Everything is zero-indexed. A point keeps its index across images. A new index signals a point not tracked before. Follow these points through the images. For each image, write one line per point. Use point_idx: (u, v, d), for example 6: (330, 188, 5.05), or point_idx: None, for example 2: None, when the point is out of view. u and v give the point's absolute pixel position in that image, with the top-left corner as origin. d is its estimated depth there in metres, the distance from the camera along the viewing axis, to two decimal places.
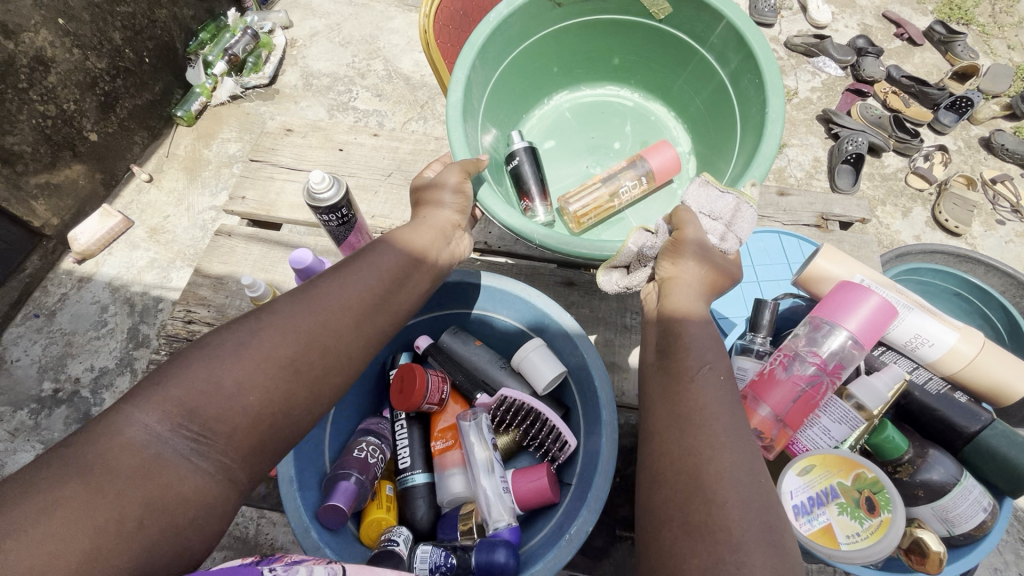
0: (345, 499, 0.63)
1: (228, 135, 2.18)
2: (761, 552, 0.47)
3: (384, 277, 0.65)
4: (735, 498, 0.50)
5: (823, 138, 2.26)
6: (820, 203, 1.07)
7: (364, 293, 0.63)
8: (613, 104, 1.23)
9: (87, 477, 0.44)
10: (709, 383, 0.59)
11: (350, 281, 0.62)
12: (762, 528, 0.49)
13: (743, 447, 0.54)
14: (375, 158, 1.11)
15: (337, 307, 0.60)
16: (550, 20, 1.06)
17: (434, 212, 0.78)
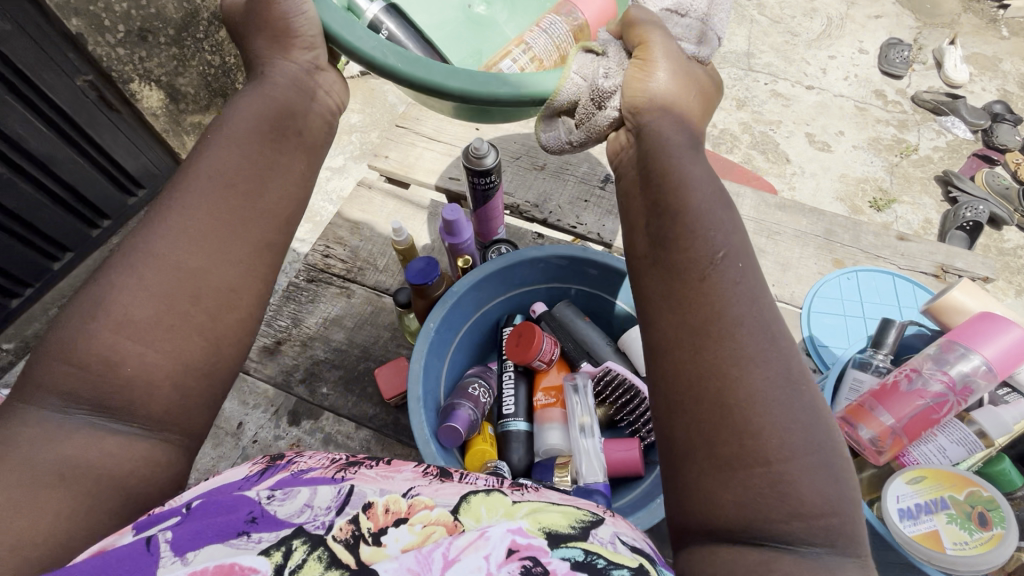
0: (461, 424, 0.71)
1: (353, 106, 2.43)
2: (809, 477, 0.45)
3: (253, 161, 0.59)
4: (778, 422, 0.46)
5: (941, 200, 2.32)
6: (942, 253, 1.05)
7: (243, 167, 0.59)
8: None
9: (48, 421, 0.50)
10: (727, 279, 0.51)
11: (218, 163, 0.58)
12: (809, 450, 0.46)
13: (767, 356, 0.48)
14: (509, 142, 1.21)
15: (211, 186, 0.57)
16: None
17: (291, 68, 0.64)
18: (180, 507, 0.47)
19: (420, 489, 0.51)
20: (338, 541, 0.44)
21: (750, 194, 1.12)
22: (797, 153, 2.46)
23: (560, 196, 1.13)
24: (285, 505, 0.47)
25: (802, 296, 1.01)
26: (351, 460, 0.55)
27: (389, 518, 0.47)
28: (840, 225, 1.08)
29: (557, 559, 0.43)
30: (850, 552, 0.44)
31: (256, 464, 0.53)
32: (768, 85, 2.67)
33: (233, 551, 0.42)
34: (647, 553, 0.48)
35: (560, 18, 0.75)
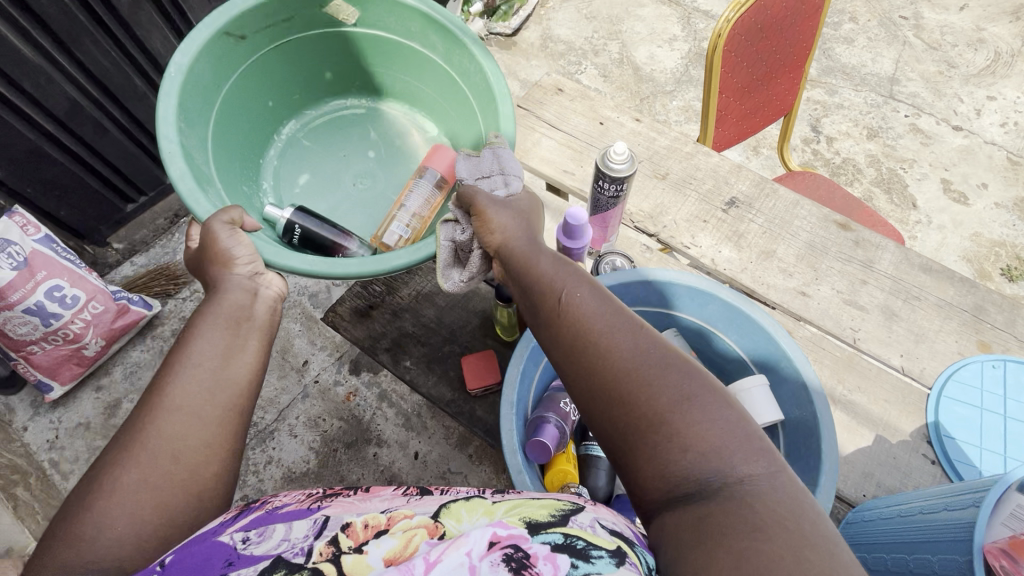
0: (549, 439, 0.68)
1: None
2: (705, 419, 0.48)
3: (225, 330, 0.67)
4: (662, 384, 0.50)
5: None
6: None
7: (209, 353, 0.64)
8: (347, 113, 1.20)
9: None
10: (571, 290, 0.59)
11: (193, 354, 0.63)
12: (699, 397, 0.49)
13: (623, 331, 0.55)
14: (630, 142, 1.14)
15: (182, 378, 0.61)
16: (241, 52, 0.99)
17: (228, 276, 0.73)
18: (154, 564, 0.49)
19: (394, 508, 0.54)
20: (317, 563, 0.46)
21: (892, 248, 1.01)
22: (926, 200, 2.22)
23: (678, 211, 1.06)
24: (261, 544, 0.49)
25: (933, 374, 0.89)
26: (327, 491, 0.58)
27: (369, 533, 0.50)
28: (994, 302, 0.95)
29: (537, 543, 0.44)
30: (768, 469, 0.47)
31: (230, 511, 0.55)
32: (909, 118, 2.40)
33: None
34: (628, 536, 0.48)
35: (423, 181, 0.98)
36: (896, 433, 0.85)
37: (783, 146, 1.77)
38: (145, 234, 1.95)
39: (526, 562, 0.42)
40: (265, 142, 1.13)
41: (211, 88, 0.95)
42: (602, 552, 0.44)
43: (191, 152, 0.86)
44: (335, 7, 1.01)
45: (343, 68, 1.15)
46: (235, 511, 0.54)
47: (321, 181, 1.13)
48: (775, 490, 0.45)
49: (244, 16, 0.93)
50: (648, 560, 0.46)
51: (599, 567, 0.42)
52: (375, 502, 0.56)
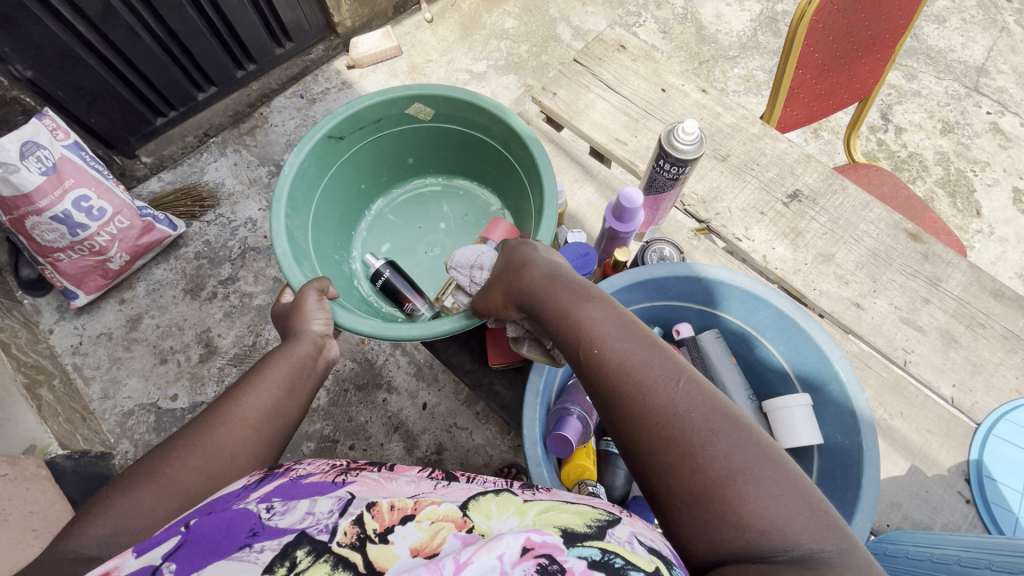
0: (573, 433, 0.65)
1: (511, 10, 2.25)
2: (763, 487, 0.43)
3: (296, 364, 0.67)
4: (713, 446, 0.45)
5: None
6: None
7: (280, 389, 0.64)
8: (423, 193, 1.02)
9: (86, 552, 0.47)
10: (606, 330, 0.53)
11: (262, 383, 0.63)
12: (753, 461, 0.44)
13: (666, 380, 0.49)
14: (692, 115, 1.04)
15: (253, 394, 0.62)
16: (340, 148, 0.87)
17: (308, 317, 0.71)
18: (177, 527, 0.44)
19: (422, 493, 0.48)
20: (344, 545, 0.40)
21: (963, 266, 0.92)
22: (992, 208, 2.06)
23: (734, 199, 0.98)
24: (286, 517, 0.43)
25: (984, 410, 0.83)
26: (351, 467, 0.53)
27: (396, 516, 0.43)
28: None
29: (573, 556, 0.38)
30: (837, 541, 0.41)
31: (254, 476, 0.51)
32: (991, 116, 2.20)
33: (241, 565, 0.39)
34: (666, 555, 0.42)
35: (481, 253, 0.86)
36: (932, 466, 0.81)
37: (850, 133, 1.62)
38: (173, 150, 1.90)
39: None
40: (354, 218, 0.97)
41: (312, 179, 0.83)
42: (638, 573, 0.38)
43: (292, 239, 0.77)
44: (417, 106, 0.86)
45: (431, 153, 0.97)
46: (257, 476, 0.50)
47: (413, 260, 0.97)
48: (847, 567, 0.40)
49: (346, 118, 0.81)
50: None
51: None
52: (400, 483, 0.50)
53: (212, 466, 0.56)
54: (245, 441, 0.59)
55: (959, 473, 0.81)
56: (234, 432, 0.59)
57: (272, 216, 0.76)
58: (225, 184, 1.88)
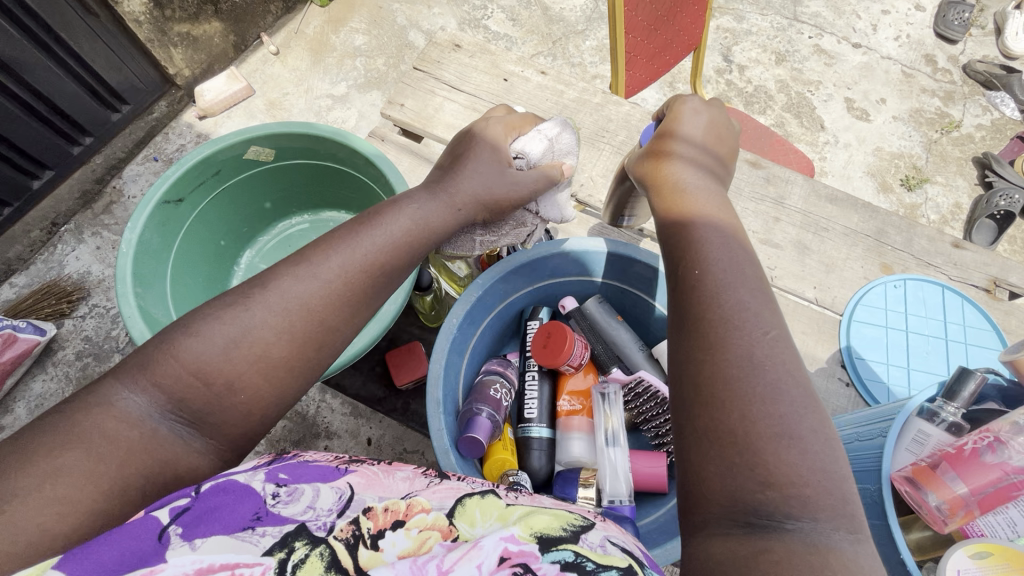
0: (483, 433, 0.66)
1: (357, 26, 2.20)
2: (806, 456, 0.38)
3: (424, 227, 0.57)
4: (781, 395, 0.40)
5: (973, 183, 2.22)
6: (997, 266, 0.97)
7: (391, 258, 0.54)
8: (292, 235, 0.97)
9: (141, 412, 0.44)
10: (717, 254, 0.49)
11: (384, 236, 0.54)
12: (805, 428, 0.39)
13: (756, 320, 0.44)
14: (538, 98, 1.07)
15: (358, 263, 0.52)
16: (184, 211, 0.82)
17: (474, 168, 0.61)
18: (188, 487, 0.42)
19: (415, 491, 0.48)
20: (339, 540, 0.41)
21: (800, 181, 1.02)
22: (833, 120, 2.30)
23: (593, 168, 1.02)
24: (290, 505, 0.43)
25: (844, 301, 0.94)
26: (353, 458, 0.52)
27: (390, 518, 0.44)
28: (894, 225, 1.00)
29: (547, 562, 0.39)
30: (851, 533, 0.37)
31: (262, 454, 0.49)
32: (812, 39, 2.44)
33: (241, 545, 0.39)
34: (638, 558, 0.42)
35: None
36: (813, 362, 0.90)
37: (695, 81, 1.75)
38: (19, 250, 1.71)
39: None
40: (221, 278, 0.91)
41: (158, 251, 0.77)
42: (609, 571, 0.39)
43: (149, 317, 0.72)
44: (254, 149, 0.82)
45: (286, 193, 0.93)
46: (266, 455, 0.48)
47: None
48: None
49: (178, 178, 0.76)
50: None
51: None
52: (398, 477, 0.50)
53: (306, 332, 0.49)
54: (344, 308, 0.51)
55: (835, 362, 0.90)
56: (332, 292, 0.50)
57: (117, 301, 0.69)
58: (92, 271, 1.72)
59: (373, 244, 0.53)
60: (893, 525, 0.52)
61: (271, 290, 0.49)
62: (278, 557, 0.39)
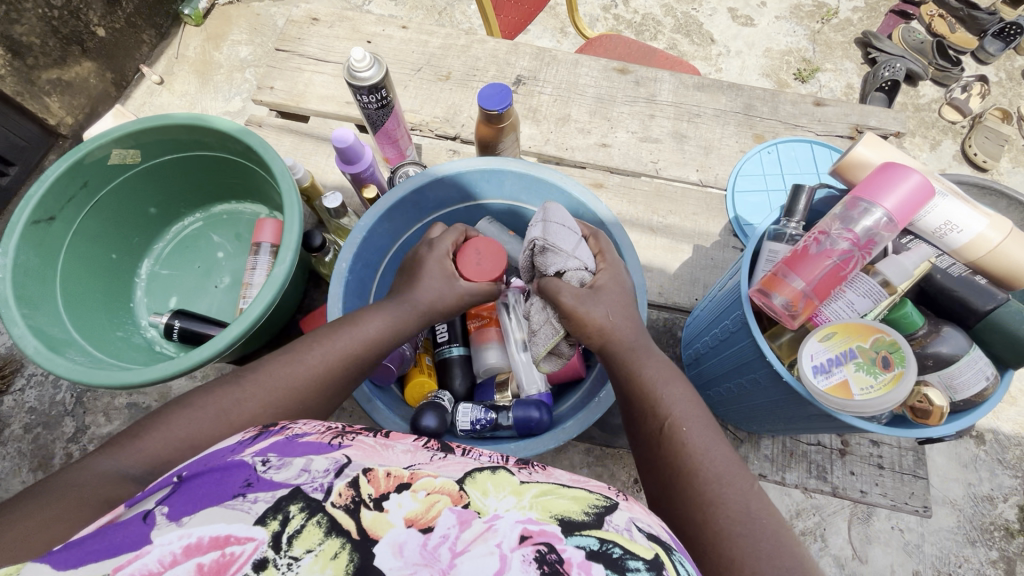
0: (393, 359, 0.69)
1: (238, 38, 2.15)
2: (785, 545, 0.45)
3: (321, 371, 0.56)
4: (743, 488, 0.48)
5: (860, 63, 2.32)
6: (856, 114, 1.04)
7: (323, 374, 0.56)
8: (188, 235, 0.97)
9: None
10: (648, 359, 0.57)
11: (285, 374, 0.54)
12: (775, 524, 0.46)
13: (701, 422, 0.52)
14: (404, 52, 1.08)
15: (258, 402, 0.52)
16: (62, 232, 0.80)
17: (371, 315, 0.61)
18: (170, 477, 0.38)
19: (420, 464, 0.40)
20: (338, 506, 0.34)
21: (667, 77, 1.07)
22: (721, 32, 2.37)
23: (471, 107, 1.04)
24: (283, 470, 0.36)
25: (725, 177, 0.99)
26: (350, 428, 0.45)
27: (393, 481, 0.36)
28: (759, 98, 1.05)
29: (572, 546, 0.33)
30: None
31: (250, 430, 0.43)
32: None
33: (231, 514, 0.32)
34: (667, 541, 0.38)
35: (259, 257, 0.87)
36: (708, 238, 0.95)
37: (574, 17, 1.78)
38: None
39: (559, 571, 0.31)
40: (124, 290, 0.90)
41: (41, 272, 0.76)
42: (639, 563, 0.33)
43: (45, 334, 0.71)
44: (118, 152, 0.81)
45: (170, 194, 0.93)
46: (252, 432, 0.42)
47: (202, 297, 0.92)
48: None
49: (43, 196, 0.75)
50: (686, 571, 0.36)
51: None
52: (398, 451, 0.42)
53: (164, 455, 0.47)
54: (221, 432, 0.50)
55: (727, 233, 0.95)
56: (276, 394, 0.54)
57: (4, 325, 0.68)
58: None
59: (302, 365, 0.55)
60: (758, 335, 0.56)
61: (210, 387, 0.52)
62: (272, 528, 0.32)
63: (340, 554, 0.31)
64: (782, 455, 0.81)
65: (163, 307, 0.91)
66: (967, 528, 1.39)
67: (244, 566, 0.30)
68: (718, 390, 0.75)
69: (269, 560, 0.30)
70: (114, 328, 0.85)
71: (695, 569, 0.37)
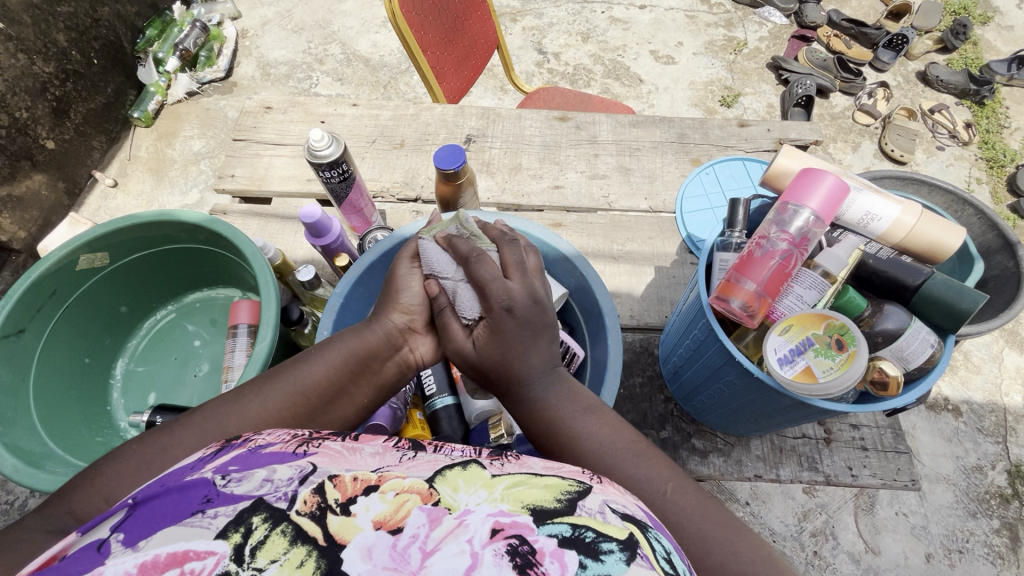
0: (385, 419, 0.71)
1: (190, 133, 2.20)
2: (738, 543, 0.47)
3: (269, 415, 0.55)
4: (667, 502, 0.49)
5: (776, 84, 2.54)
6: (777, 129, 1.15)
7: (328, 384, 0.59)
8: (162, 328, 0.97)
9: None
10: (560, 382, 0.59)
11: (231, 418, 0.53)
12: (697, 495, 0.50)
13: (626, 432, 0.55)
14: (358, 127, 1.14)
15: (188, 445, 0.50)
16: (33, 345, 0.79)
17: (329, 358, 0.60)
18: (124, 500, 0.36)
19: (388, 466, 0.40)
20: (303, 513, 0.33)
21: (604, 119, 1.16)
22: (647, 72, 2.57)
23: (428, 168, 1.10)
24: (244, 483, 0.36)
25: (672, 202, 1.07)
26: (316, 433, 0.45)
27: (360, 485, 0.36)
28: (690, 126, 1.15)
29: (544, 535, 0.33)
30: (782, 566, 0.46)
31: (211, 446, 0.42)
32: (605, 13, 2.74)
33: (191, 531, 0.32)
34: (642, 519, 0.39)
35: (233, 346, 0.87)
36: (667, 258, 1.01)
37: (511, 75, 1.91)
38: None
39: (532, 560, 0.31)
40: (100, 394, 0.89)
41: (13, 387, 0.75)
42: (612, 544, 0.34)
43: (21, 450, 0.69)
44: (86, 258, 0.82)
45: (140, 290, 0.94)
46: (213, 446, 0.42)
47: (180, 386, 0.92)
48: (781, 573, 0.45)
49: (13, 310, 0.75)
50: (664, 545, 0.37)
51: (611, 565, 0.32)
52: (366, 454, 0.42)
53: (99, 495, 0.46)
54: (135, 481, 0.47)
55: (683, 251, 1.01)
56: (279, 410, 0.56)
57: None
58: None
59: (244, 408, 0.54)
60: (726, 340, 0.60)
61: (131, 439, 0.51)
62: (234, 541, 0.31)
63: (307, 561, 0.31)
64: (772, 453, 0.84)
65: (142, 403, 0.90)
66: (964, 500, 1.41)
67: None
68: (698, 400, 0.79)
69: (231, 572, 0.30)
70: (92, 433, 0.83)
71: (675, 544, 0.38)
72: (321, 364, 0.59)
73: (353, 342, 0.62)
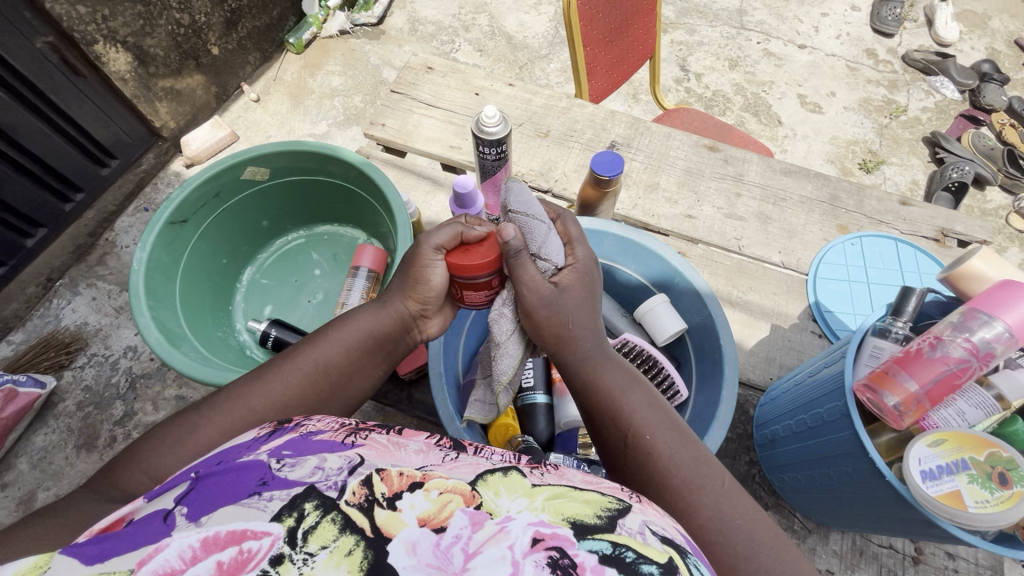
0: (485, 400, 0.72)
1: (333, 69, 2.32)
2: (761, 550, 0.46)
3: (288, 391, 0.58)
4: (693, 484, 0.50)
5: (927, 161, 2.34)
6: (942, 218, 1.05)
7: (344, 362, 0.61)
8: (290, 250, 1.04)
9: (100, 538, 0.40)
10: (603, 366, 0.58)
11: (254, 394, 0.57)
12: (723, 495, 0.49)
13: (662, 423, 0.54)
14: (509, 107, 1.16)
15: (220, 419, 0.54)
16: (190, 235, 0.87)
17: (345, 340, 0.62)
18: (185, 477, 0.40)
19: (432, 464, 0.40)
20: (352, 504, 0.34)
21: (755, 159, 1.11)
22: (789, 115, 2.43)
23: (566, 164, 1.10)
24: (296, 469, 0.38)
25: (807, 262, 1.01)
26: (363, 425, 0.46)
27: (405, 481, 0.37)
28: (845, 189, 1.08)
29: (585, 550, 0.33)
30: None
31: (264, 430, 0.46)
32: (761, 44, 2.61)
33: (247, 512, 0.33)
34: (681, 544, 0.37)
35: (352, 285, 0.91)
36: (786, 319, 0.96)
37: (653, 87, 1.86)
38: (15, 308, 1.57)
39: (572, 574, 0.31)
40: (227, 294, 0.96)
41: (168, 268, 0.83)
42: (653, 567, 0.33)
43: (164, 327, 0.77)
44: (250, 169, 0.88)
45: (283, 211, 1.00)
46: (266, 430, 0.45)
47: (292, 307, 0.98)
48: None
49: (183, 201, 0.82)
50: (703, 574, 0.35)
51: None
52: (411, 450, 0.43)
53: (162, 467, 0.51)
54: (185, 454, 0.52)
55: (806, 317, 0.96)
56: (297, 384, 0.59)
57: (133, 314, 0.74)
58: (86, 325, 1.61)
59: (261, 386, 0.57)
60: (863, 431, 0.57)
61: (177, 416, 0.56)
62: (287, 524, 0.33)
63: (354, 551, 0.32)
64: (850, 553, 0.80)
65: (257, 313, 0.97)
66: None
67: (262, 561, 0.31)
68: (792, 475, 0.76)
69: (286, 554, 0.31)
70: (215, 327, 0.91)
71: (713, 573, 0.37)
72: (335, 344, 0.61)
73: (365, 322, 0.63)
